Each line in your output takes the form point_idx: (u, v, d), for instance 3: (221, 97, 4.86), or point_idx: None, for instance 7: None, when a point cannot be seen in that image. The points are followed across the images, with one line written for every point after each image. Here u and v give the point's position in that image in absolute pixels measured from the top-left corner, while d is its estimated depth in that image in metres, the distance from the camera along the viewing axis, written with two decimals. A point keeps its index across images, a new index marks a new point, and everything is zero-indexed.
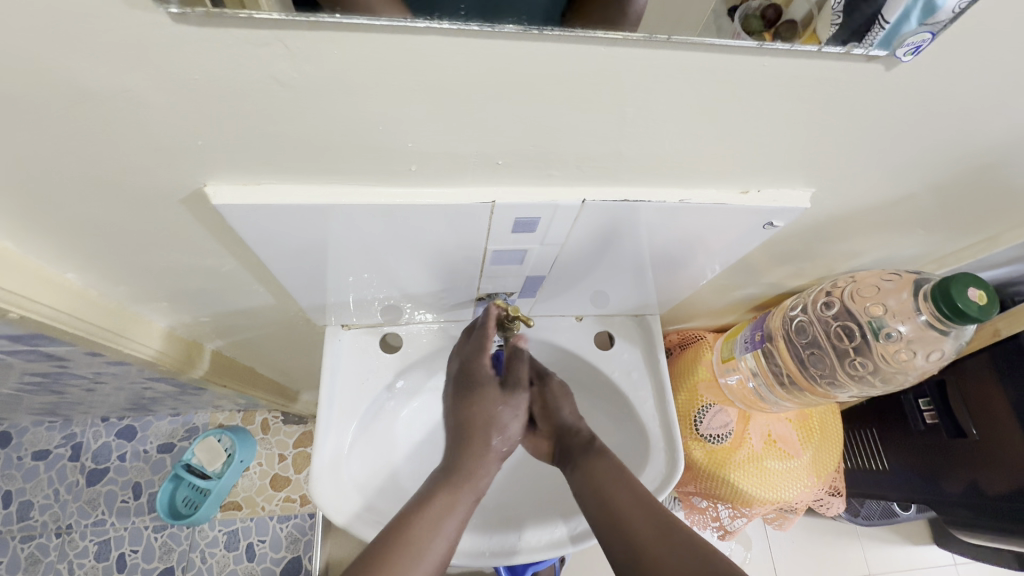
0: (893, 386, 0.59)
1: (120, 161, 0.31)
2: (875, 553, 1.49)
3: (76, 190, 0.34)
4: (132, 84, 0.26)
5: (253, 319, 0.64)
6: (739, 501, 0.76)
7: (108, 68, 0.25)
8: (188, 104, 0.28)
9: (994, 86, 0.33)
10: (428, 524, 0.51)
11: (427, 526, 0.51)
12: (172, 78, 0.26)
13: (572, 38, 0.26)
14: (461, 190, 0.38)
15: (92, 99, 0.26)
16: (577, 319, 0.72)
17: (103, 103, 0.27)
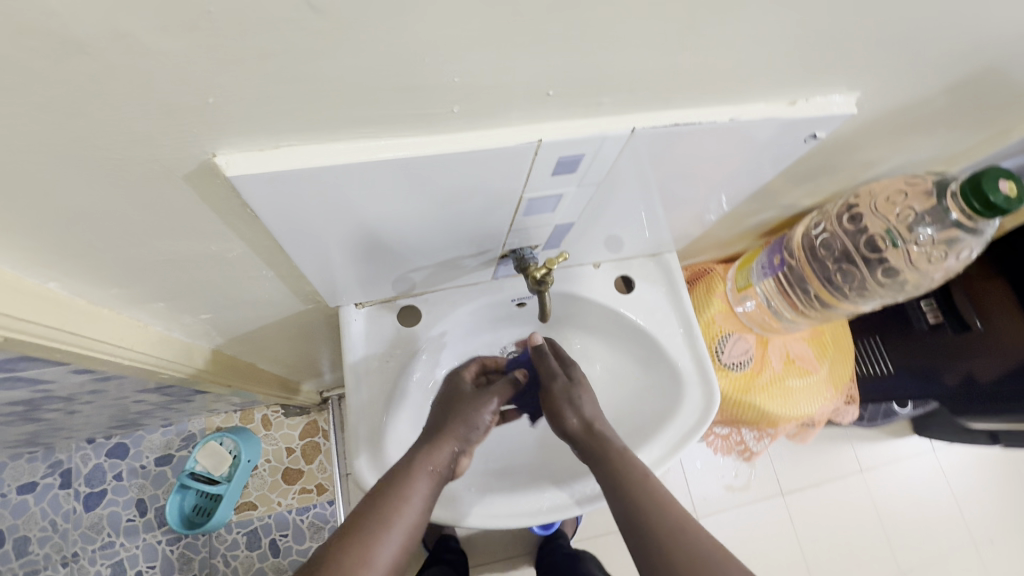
0: (920, 289, 0.61)
1: (115, 129, 0.26)
2: (865, 450, 1.60)
3: (61, 173, 0.28)
4: (134, 25, 0.21)
5: (258, 310, 0.59)
6: (764, 422, 0.79)
7: (105, 7, 0.20)
8: (201, 47, 0.23)
9: None
10: (401, 494, 0.50)
11: (397, 493, 0.50)
12: (184, 14, 0.21)
13: None
14: (502, 131, 0.34)
15: (83, 50, 0.21)
16: (595, 266, 0.70)
17: (97, 55, 0.22)
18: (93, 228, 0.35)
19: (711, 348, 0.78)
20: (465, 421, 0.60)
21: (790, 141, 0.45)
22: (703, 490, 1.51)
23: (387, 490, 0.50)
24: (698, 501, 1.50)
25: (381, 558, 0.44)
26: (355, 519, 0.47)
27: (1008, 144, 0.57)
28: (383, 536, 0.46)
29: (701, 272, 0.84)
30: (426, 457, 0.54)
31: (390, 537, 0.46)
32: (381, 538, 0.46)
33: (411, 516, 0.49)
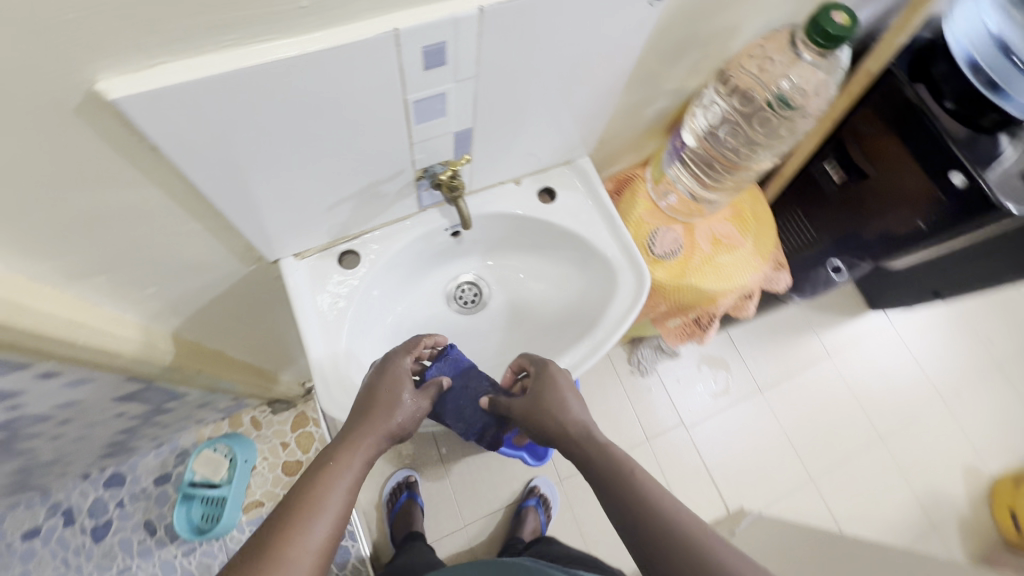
0: (796, 135, 0.72)
1: None
2: (829, 334, 1.70)
3: None
4: None
5: (201, 278, 0.62)
6: (704, 301, 0.85)
7: None
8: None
9: None
10: (329, 481, 0.51)
11: (327, 480, 0.51)
12: None
13: None
14: (358, 24, 0.38)
15: None
16: (516, 183, 0.75)
17: None
18: (7, 187, 0.37)
19: (643, 243, 0.84)
20: (395, 410, 0.58)
21: (637, 7, 0.49)
22: (687, 402, 1.59)
23: (319, 480, 0.51)
24: (683, 413, 1.58)
25: (310, 542, 0.47)
26: (289, 505, 0.49)
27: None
28: (308, 527, 0.47)
29: (624, 179, 0.89)
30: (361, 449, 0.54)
31: (316, 530, 0.48)
32: (308, 525, 0.48)
33: (340, 502, 0.50)
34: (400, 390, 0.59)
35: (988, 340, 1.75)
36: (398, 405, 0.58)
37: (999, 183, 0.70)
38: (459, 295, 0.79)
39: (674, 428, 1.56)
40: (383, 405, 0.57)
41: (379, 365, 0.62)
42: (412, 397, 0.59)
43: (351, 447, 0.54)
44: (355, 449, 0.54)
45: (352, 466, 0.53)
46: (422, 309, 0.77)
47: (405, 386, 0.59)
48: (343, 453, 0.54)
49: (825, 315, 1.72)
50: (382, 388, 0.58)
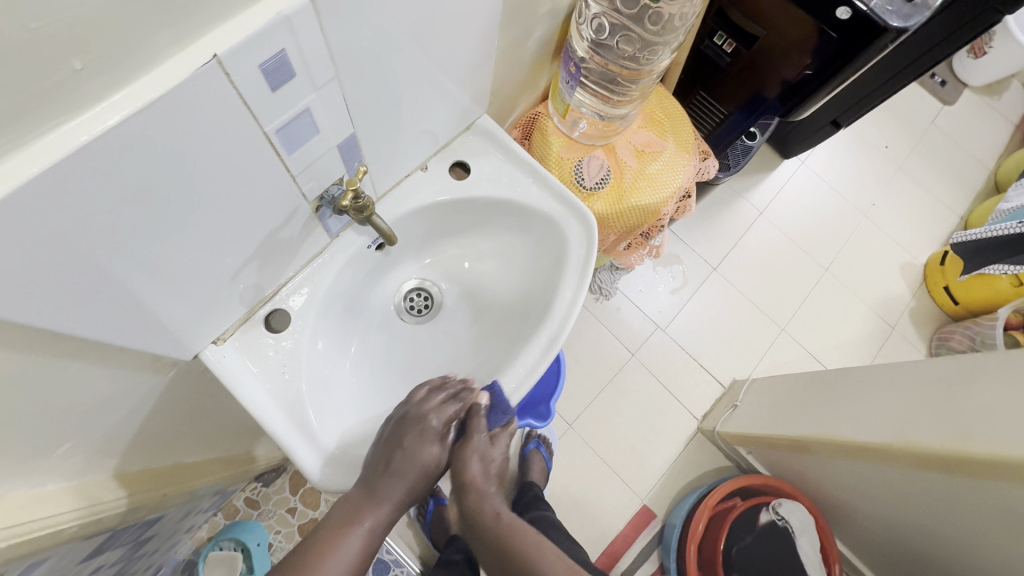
0: (690, 22, 0.66)
1: None
2: (754, 193, 1.77)
3: None
4: None
5: (118, 409, 0.52)
6: (649, 216, 0.83)
7: None
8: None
9: None
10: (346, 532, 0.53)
11: (340, 531, 0.53)
12: None
13: None
14: (166, 65, 0.29)
15: None
16: (423, 169, 0.67)
17: None
18: None
19: (572, 181, 0.80)
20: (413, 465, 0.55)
21: None
22: (655, 306, 1.62)
23: (333, 532, 0.53)
24: (656, 317, 1.61)
25: None
26: (304, 549, 0.52)
27: None
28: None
29: (529, 121, 0.83)
30: (376, 512, 0.54)
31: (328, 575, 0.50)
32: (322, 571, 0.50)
33: (350, 553, 0.52)
34: (420, 443, 0.55)
35: (885, 147, 1.89)
36: (419, 466, 0.55)
37: (881, 5, 0.70)
38: (411, 305, 0.73)
39: (653, 333, 1.60)
40: (398, 459, 0.54)
41: (403, 415, 0.57)
42: (433, 446, 0.56)
43: (370, 506, 0.54)
44: (371, 509, 0.54)
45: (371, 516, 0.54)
46: (378, 336, 0.69)
47: (427, 446, 0.56)
48: (364, 508, 0.54)
49: (746, 177, 1.78)
50: (405, 450, 0.55)
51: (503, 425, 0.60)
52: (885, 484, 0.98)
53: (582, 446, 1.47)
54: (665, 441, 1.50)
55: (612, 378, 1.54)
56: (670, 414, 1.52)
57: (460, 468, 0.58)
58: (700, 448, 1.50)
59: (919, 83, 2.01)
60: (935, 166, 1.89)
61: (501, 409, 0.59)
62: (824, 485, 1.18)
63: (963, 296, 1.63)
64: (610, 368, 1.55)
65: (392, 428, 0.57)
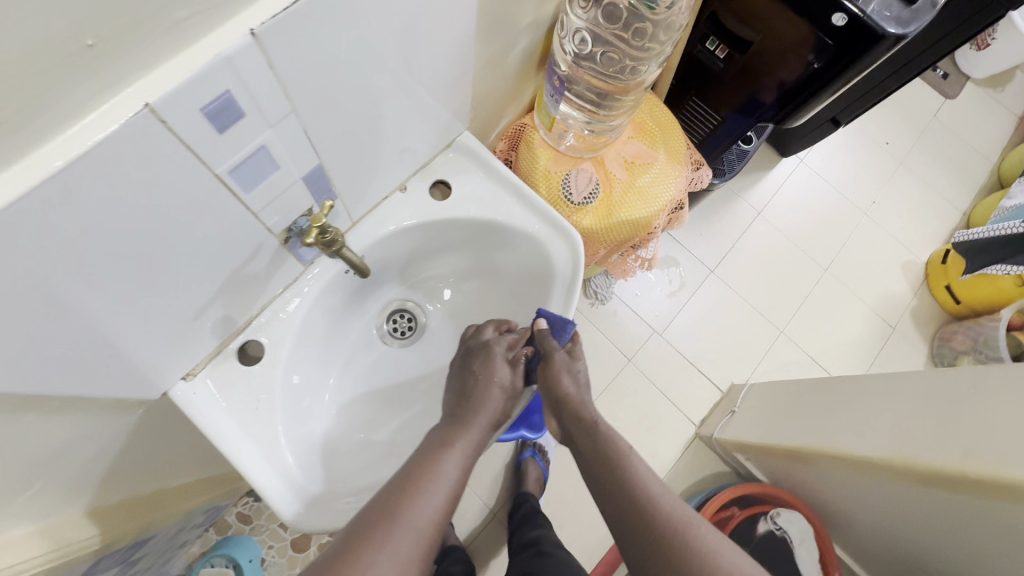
0: (676, 34, 0.63)
1: None
2: (752, 193, 1.74)
3: None
4: None
5: (84, 452, 0.50)
6: (640, 230, 0.81)
7: None
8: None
9: None
10: (441, 456, 0.50)
11: (440, 453, 0.51)
12: None
13: None
14: (91, 116, 0.27)
15: None
16: (402, 189, 0.65)
17: None
18: None
19: (560, 196, 0.77)
20: (492, 384, 0.57)
21: None
22: (652, 309, 1.60)
23: (431, 458, 0.50)
24: (653, 320, 1.59)
25: (425, 513, 0.46)
26: (403, 479, 0.48)
27: None
28: (422, 495, 0.47)
29: (515, 133, 0.81)
30: (468, 433, 0.53)
31: (433, 494, 0.47)
32: (426, 496, 0.47)
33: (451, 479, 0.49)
34: (493, 365, 0.58)
35: (885, 143, 1.85)
36: (497, 386, 0.57)
37: (877, 10, 0.68)
38: (394, 327, 0.71)
39: (650, 337, 1.58)
40: (475, 383, 0.57)
41: (467, 353, 0.61)
42: (506, 368, 0.59)
43: (462, 429, 0.54)
44: (465, 431, 0.53)
45: (467, 437, 0.53)
46: (359, 362, 0.68)
47: (499, 368, 0.58)
48: (454, 434, 0.53)
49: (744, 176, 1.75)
50: (477, 377, 0.58)
51: (575, 340, 0.61)
52: (884, 496, 0.97)
53: None
54: (663, 447, 1.48)
55: (609, 384, 1.52)
56: (667, 420, 1.50)
57: (551, 386, 0.59)
58: (698, 453, 1.48)
59: (921, 77, 1.97)
60: (936, 162, 1.86)
61: (564, 327, 0.60)
62: (823, 493, 1.17)
63: (963, 295, 1.60)
64: (607, 373, 1.53)
65: (460, 367, 0.61)
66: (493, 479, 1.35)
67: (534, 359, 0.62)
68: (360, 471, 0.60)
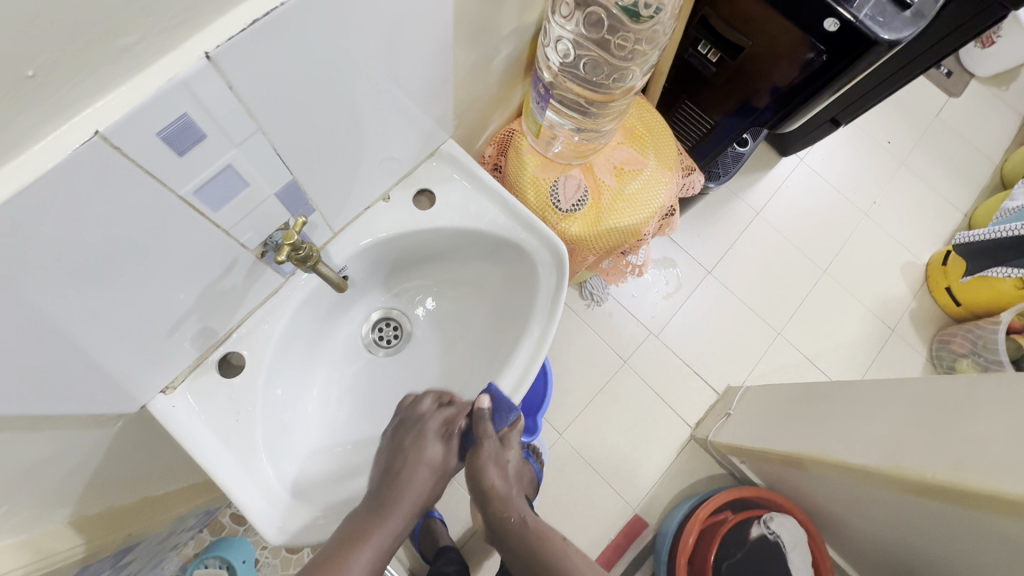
0: (661, 43, 0.62)
1: None
2: (751, 193, 1.73)
3: None
4: None
5: (62, 466, 0.50)
6: (630, 236, 0.80)
7: None
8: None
9: None
10: (354, 550, 0.52)
11: (352, 547, 0.53)
12: None
13: None
14: (40, 146, 0.27)
15: None
16: (386, 198, 0.64)
17: None
18: None
19: (548, 203, 0.76)
20: (419, 465, 0.58)
21: None
22: (648, 311, 1.59)
23: (345, 552, 0.52)
24: (649, 322, 1.58)
25: None
26: (319, 570, 0.51)
27: None
28: None
29: (503, 139, 0.80)
30: (390, 517, 0.55)
31: None
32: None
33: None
34: (425, 444, 0.59)
35: (887, 142, 1.83)
36: (425, 465, 0.58)
37: (870, 16, 0.67)
38: (380, 336, 0.70)
39: (646, 339, 1.57)
40: (401, 463, 0.58)
41: (401, 422, 0.61)
42: (436, 447, 0.59)
43: (384, 516, 0.55)
44: (387, 516, 0.55)
45: (380, 530, 0.54)
46: (342, 372, 0.67)
47: (429, 447, 0.58)
48: (374, 521, 0.55)
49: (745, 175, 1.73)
50: (406, 455, 0.58)
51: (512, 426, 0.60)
52: (876, 503, 0.96)
53: (574, 456, 1.45)
54: (658, 449, 1.48)
55: (605, 386, 1.52)
56: (663, 422, 1.50)
57: (476, 477, 0.60)
58: (693, 456, 1.48)
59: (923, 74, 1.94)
60: (938, 161, 1.84)
61: (507, 410, 0.59)
62: (817, 499, 1.16)
63: (964, 297, 1.58)
64: (602, 375, 1.53)
65: (393, 436, 0.60)
66: None
67: (467, 435, 0.61)
68: (342, 483, 0.60)
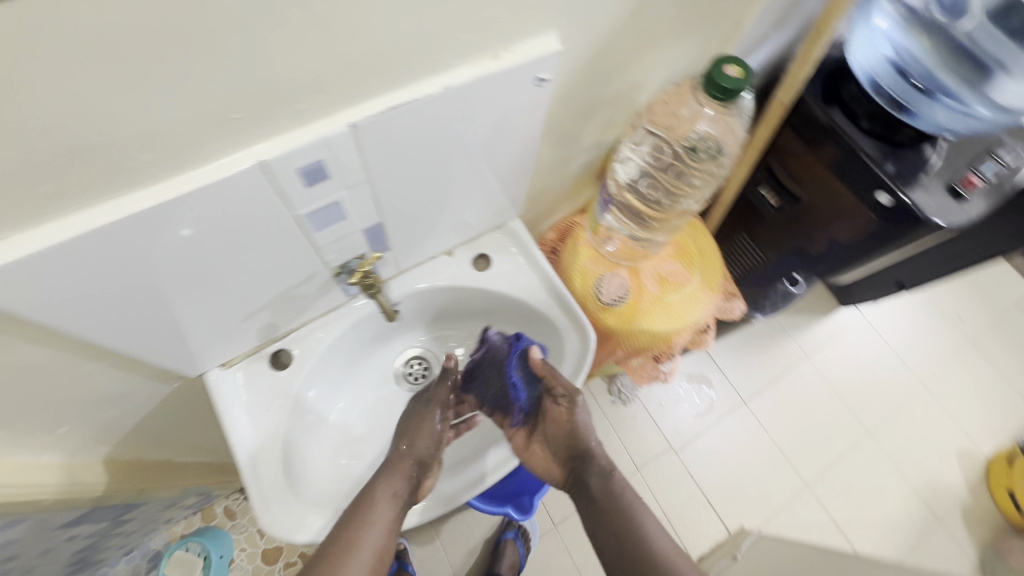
0: (719, 180, 0.71)
1: None
2: (804, 334, 1.71)
3: None
4: None
5: (121, 406, 0.59)
6: (661, 342, 0.84)
7: None
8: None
9: None
10: (364, 523, 0.56)
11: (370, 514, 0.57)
12: None
13: None
14: (220, 161, 0.37)
15: None
16: (449, 254, 0.73)
17: None
18: None
19: (590, 292, 0.83)
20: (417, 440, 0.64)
21: (525, 90, 0.48)
22: (673, 424, 1.56)
23: (384, 485, 0.59)
24: (671, 436, 1.55)
25: None
26: (365, 496, 0.58)
27: (746, 29, 0.64)
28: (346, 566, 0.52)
29: (565, 228, 0.89)
30: (409, 467, 0.62)
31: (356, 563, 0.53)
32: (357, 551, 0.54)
33: (394, 510, 0.58)
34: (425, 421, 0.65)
35: (959, 319, 1.76)
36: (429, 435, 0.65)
37: (927, 199, 0.70)
38: (409, 372, 0.77)
39: (665, 452, 1.53)
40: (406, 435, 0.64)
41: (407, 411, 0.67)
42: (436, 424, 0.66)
43: (406, 462, 0.62)
44: (408, 463, 0.62)
45: (390, 498, 0.59)
46: (369, 395, 0.74)
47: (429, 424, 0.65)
48: (382, 487, 0.59)
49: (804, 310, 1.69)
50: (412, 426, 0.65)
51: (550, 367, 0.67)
52: None
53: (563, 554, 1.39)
54: None
55: None
56: None
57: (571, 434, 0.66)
58: None
59: (1010, 262, 1.89)
60: (1015, 352, 1.74)
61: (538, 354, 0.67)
62: None
63: None
64: None
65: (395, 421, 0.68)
66: (468, 552, 1.31)
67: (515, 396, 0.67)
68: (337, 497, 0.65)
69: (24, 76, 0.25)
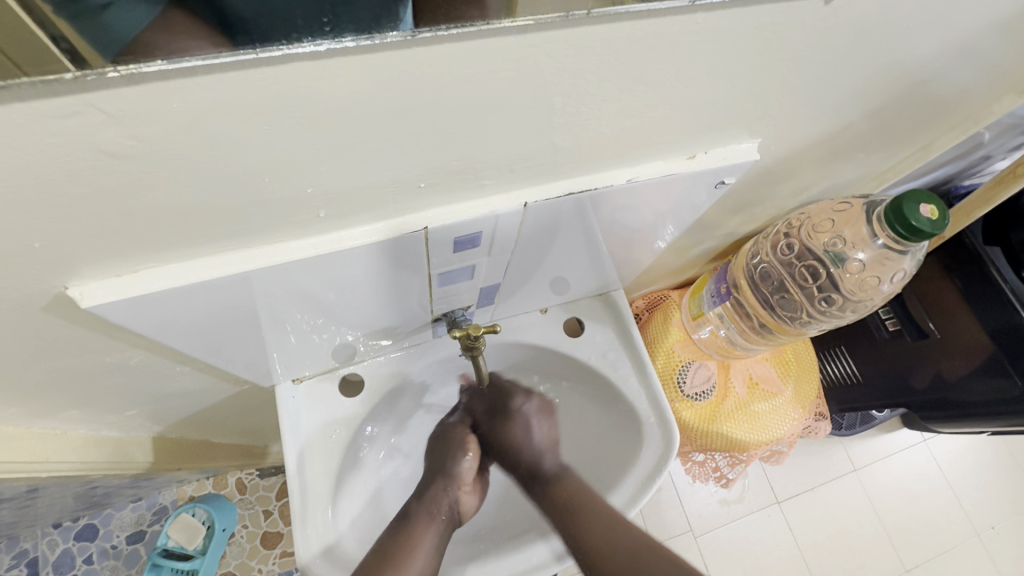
0: (859, 313, 0.66)
1: None
2: (857, 447, 1.55)
3: None
4: None
5: (185, 399, 0.57)
6: (735, 449, 0.77)
7: None
8: None
9: (910, 6, 0.31)
10: (409, 544, 0.55)
11: (417, 534, 0.57)
12: None
13: (454, 39, 0.22)
14: (387, 223, 0.33)
15: None
16: (542, 311, 0.69)
17: None
18: None
19: (672, 379, 0.75)
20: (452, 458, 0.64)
21: (702, 188, 0.44)
22: (697, 507, 1.43)
23: (416, 513, 0.59)
24: (693, 519, 1.42)
25: None
26: (403, 522, 0.58)
27: (931, 154, 0.57)
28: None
29: (656, 300, 0.82)
30: (442, 488, 0.62)
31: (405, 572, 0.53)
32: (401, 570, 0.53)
33: (432, 535, 0.57)
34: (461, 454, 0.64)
35: None
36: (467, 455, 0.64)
37: None
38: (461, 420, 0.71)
39: (682, 534, 1.40)
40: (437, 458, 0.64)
41: (440, 436, 0.67)
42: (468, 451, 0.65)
43: (437, 484, 0.62)
44: (438, 484, 0.62)
45: (431, 523, 0.59)
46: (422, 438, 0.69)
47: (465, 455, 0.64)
48: (421, 510, 0.59)
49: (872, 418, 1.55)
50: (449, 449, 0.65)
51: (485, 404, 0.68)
52: None
53: None
54: None
55: None
56: None
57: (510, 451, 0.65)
58: None
59: None
60: None
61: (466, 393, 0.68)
62: None
63: None
64: None
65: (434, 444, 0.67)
66: None
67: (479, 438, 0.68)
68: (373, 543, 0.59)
69: (240, 136, 0.22)
